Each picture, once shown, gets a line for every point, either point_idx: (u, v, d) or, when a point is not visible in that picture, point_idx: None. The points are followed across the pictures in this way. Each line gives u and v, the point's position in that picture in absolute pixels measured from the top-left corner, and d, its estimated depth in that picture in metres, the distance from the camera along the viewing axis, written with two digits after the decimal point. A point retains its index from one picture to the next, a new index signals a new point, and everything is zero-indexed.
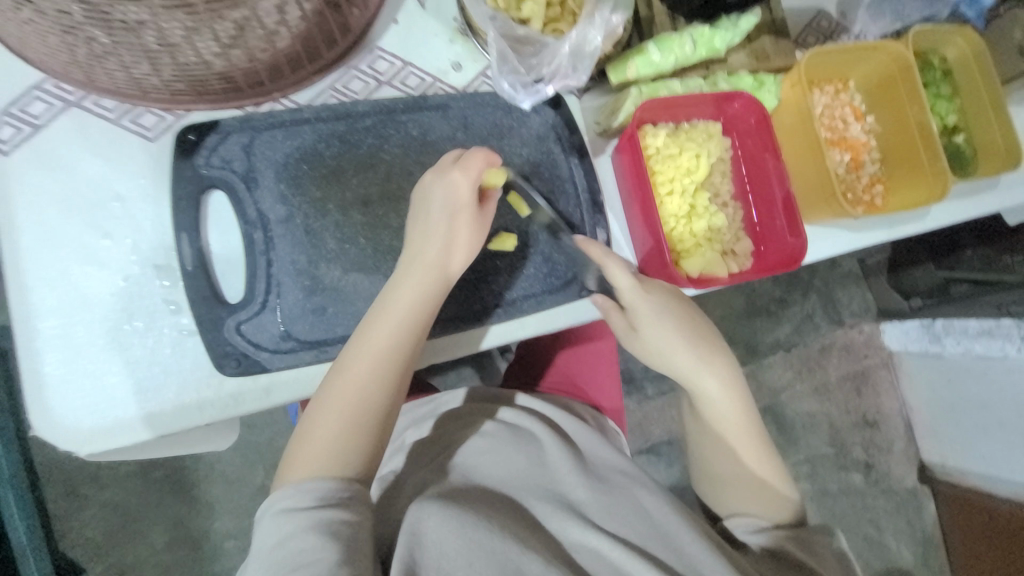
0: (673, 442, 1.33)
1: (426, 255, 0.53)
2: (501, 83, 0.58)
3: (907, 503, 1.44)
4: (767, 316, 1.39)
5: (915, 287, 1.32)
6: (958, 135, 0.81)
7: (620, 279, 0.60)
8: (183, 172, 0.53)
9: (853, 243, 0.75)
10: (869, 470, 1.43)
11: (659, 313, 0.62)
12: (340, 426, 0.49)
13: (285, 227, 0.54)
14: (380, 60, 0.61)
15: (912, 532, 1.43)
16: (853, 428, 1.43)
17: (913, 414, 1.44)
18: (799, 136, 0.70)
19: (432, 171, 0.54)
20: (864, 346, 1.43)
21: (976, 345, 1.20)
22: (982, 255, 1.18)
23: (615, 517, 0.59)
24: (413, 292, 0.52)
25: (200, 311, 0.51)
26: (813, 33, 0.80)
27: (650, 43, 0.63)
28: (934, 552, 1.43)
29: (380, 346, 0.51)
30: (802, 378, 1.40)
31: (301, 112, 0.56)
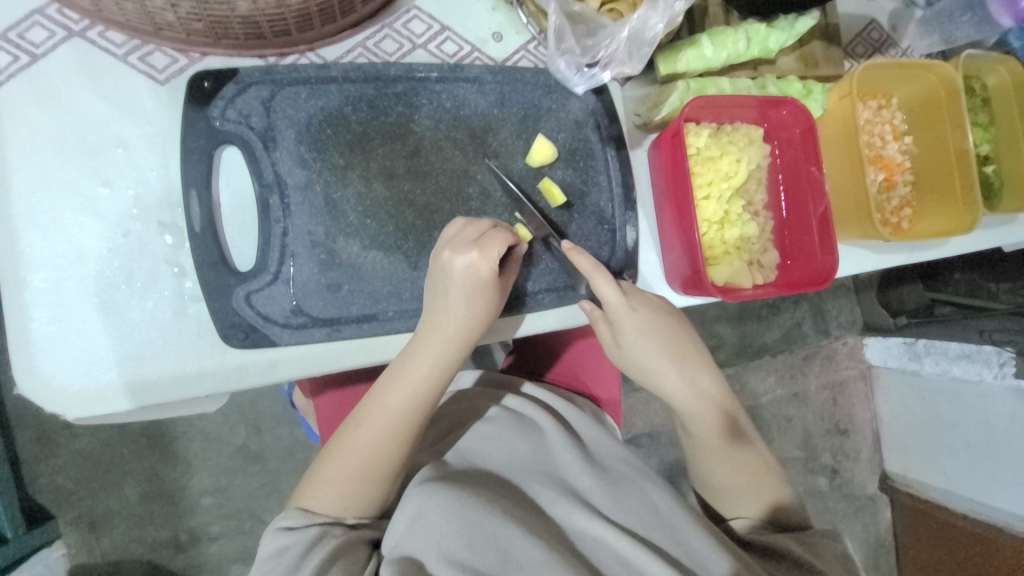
0: (653, 435, 1.35)
1: (447, 329, 0.51)
2: (557, 62, 0.54)
3: (865, 509, 1.49)
4: (760, 320, 1.40)
5: (901, 306, 1.34)
6: (989, 164, 0.80)
7: (608, 294, 0.57)
8: (195, 123, 0.48)
9: (874, 263, 0.75)
10: (834, 475, 1.48)
11: (644, 326, 0.60)
12: (349, 475, 0.52)
13: (303, 194, 0.50)
14: (416, 21, 0.56)
15: (867, 536, 1.49)
16: (826, 435, 1.47)
17: (883, 426, 1.48)
18: (841, 151, 0.68)
19: (452, 241, 0.50)
20: (846, 358, 1.46)
21: (955, 367, 1.24)
22: (970, 280, 1.22)
23: (620, 508, 0.58)
24: (429, 362, 0.51)
25: (207, 276, 0.48)
26: (863, 42, 0.76)
27: (704, 35, 0.60)
28: (884, 557, 1.50)
29: (393, 410, 0.52)
30: (784, 384, 1.43)
31: (328, 68, 0.51)
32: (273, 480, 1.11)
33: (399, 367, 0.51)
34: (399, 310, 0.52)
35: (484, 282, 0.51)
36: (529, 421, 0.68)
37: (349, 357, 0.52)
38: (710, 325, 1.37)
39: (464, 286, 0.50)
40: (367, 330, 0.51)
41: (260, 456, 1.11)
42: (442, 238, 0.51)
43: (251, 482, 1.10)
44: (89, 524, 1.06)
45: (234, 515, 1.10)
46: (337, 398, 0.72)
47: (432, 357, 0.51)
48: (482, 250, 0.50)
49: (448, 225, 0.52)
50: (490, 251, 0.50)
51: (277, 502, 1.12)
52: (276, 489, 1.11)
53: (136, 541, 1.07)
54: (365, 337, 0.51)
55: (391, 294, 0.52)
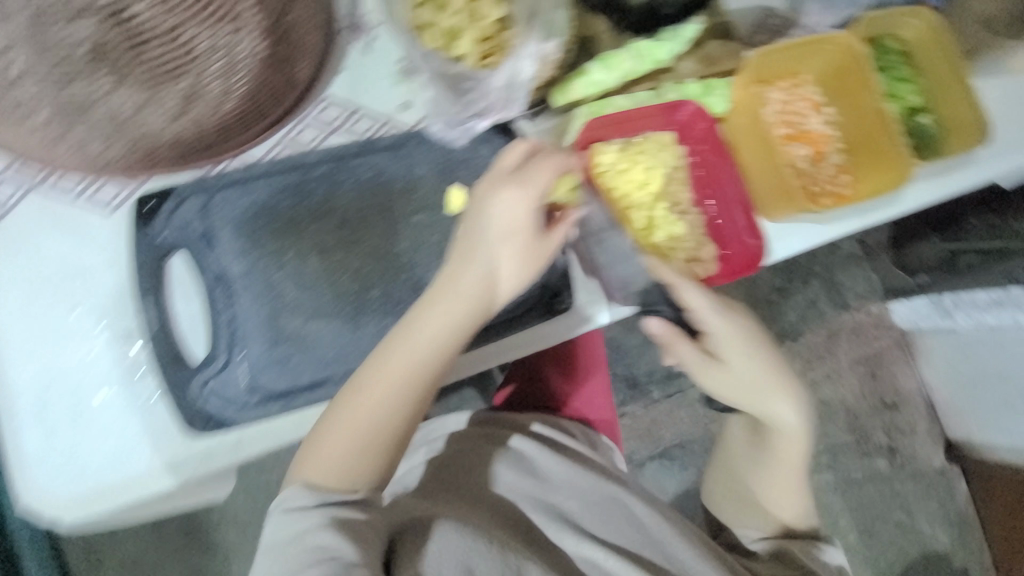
0: (685, 444, 1.36)
1: (466, 290, 0.54)
2: (435, 123, 0.61)
3: (936, 486, 1.40)
4: (770, 307, 1.38)
5: (920, 263, 1.25)
6: (923, 115, 0.79)
7: (695, 300, 0.63)
8: (141, 241, 0.54)
9: (827, 235, 0.74)
10: (894, 454, 1.40)
11: (749, 339, 0.67)
12: (351, 446, 0.51)
13: (245, 282, 0.55)
14: (330, 108, 0.63)
15: (945, 514, 1.38)
16: (871, 413, 1.40)
17: (934, 393, 1.40)
18: (753, 136, 0.71)
19: (491, 177, 0.55)
20: (873, 329, 1.42)
21: (987, 316, 1.07)
22: (987, 224, 1.05)
23: (607, 526, 0.64)
24: (439, 324, 0.54)
25: (167, 372, 0.52)
26: (761, 31, 0.79)
27: (592, 62, 0.64)
28: (971, 534, 1.39)
29: (391, 380, 0.52)
30: (812, 368, 1.39)
31: (254, 169, 0.58)
32: None
33: (412, 329, 0.53)
34: (348, 371, 0.56)
35: (520, 230, 0.55)
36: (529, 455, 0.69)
37: (309, 423, 0.55)
38: None
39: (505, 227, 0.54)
40: (320, 395, 0.55)
41: None
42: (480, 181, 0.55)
43: None
44: None
45: None
46: None
47: (444, 319, 0.54)
48: (523, 185, 0.54)
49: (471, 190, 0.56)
50: (533, 186, 0.54)
51: None
52: None
53: None
54: (319, 402, 0.55)
55: (337, 357, 0.56)
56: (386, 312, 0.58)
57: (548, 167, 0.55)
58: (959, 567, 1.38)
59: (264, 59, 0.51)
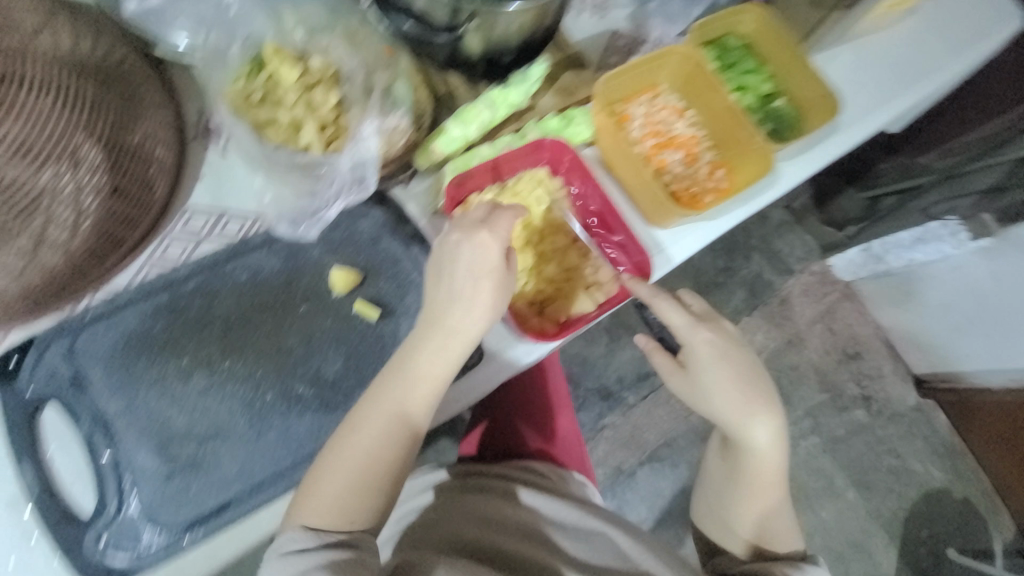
0: (671, 442, 1.36)
1: (456, 321, 0.55)
2: (280, 223, 0.61)
3: (918, 423, 1.42)
4: (719, 288, 1.42)
5: (845, 216, 1.37)
6: (779, 98, 0.84)
7: (673, 317, 0.66)
8: (7, 402, 0.52)
9: (716, 229, 0.77)
10: (869, 403, 1.42)
11: (719, 355, 0.66)
12: (345, 490, 0.52)
13: (126, 419, 0.52)
14: (194, 218, 0.62)
15: (932, 448, 1.41)
16: (838, 367, 1.43)
17: (891, 334, 1.44)
18: (624, 152, 0.72)
19: (458, 225, 0.56)
20: (820, 286, 1.45)
21: (916, 254, 1.20)
22: (897, 166, 1.19)
23: (591, 549, 0.67)
24: (434, 354, 0.54)
25: (58, 534, 0.50)
26: (613, 52, 0.84)
27: (448, 120, 0.65)
28: (963, 460, 1.41)
29: (381, 422, 0.53)
30: (773, 335, 1.42)
31: (117, 299, 0.56)
32: None
33: (407, 364, 0.54)
34: (253, 486, 0.53)
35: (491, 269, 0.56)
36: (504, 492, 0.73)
37: (224, 550, 0.52)
38: None
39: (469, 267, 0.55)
40: (227, 519, 0.52)
41: None
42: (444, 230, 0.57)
43: None
44: None
45: None
46: None
47: (438, 350, 0.55)
48: (489, 230, 0.56)
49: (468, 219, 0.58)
50: (497, 229, 0.56)
51: None
52: None
53: None
54: (227, 526, 0.52)
55: (239, 474, 0.53)
56: (285, 412, 0.56)
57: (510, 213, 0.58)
58: (960, 498, 1.39)
59: (109, 193, 0.52)
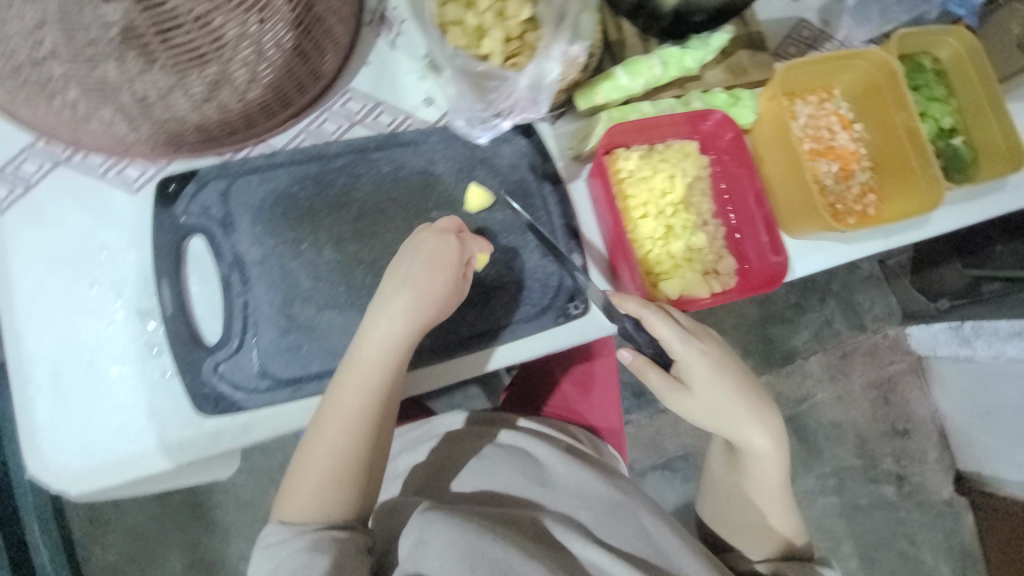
0: (687, 457, 1.33)
1: (392, 318, 0.53)
2: (457, 120, 0.61)
3: (944, 517, 1.36)
4: (783, 323, 1.35)
5: (942, 288, 1.24)
6: (956, 137, 0.77)
7: (665, 332, 0.60)
8: (163, 221, 0.55)
9: (846, 255, 0.73)
10: (902, 482, 1.36)
11: (714, 367, 0.64)
12: (320, 480, 0.53)
13: (261, 268, 0.56)
14: (353, 100, 0.63)
15: (949, 545, 1.35)
16: (883, 438, 1.36)
17: (947, 422, 1.36)
18: (780, 149, 0.68)
19: (415, 234, 0.56)
20: (889, 352, 1.37)
21: (1008, 347, 1.11)
22: (1013, 250, 1.07)
23: (615, 534, 0.64)
24: (376, 351, 0.53)
25: (181, 353, 0.53)
26: (793, 42, 0.78)
27: (618, 67, 0.63)
28: (976, 567, 1.35)
29: (350, 410, 0.53)
30: (823, 388, 1.35)
31: (275, 156, 0.58)
32: None
33: (355, 358, 0.53)
34: None
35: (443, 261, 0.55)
36: (523, 456, 0.72)
37: (317, 412, 0.55)
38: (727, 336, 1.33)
39: (407, 266, 0.54)
40: (328, 385, 0.55)
41: None
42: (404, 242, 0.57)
43: None
44: None
45: None
46: None
47: (384, 345, 0.53)
48: (425, 234, 0.55)
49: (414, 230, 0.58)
50: (438, 230, 0.55)
51: None
52: None
53: None
54: (327, 391, 0.55)
55: (347, 348, 0.56)
56: None
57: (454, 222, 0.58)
58: None
59: (289, 50, 0.52)
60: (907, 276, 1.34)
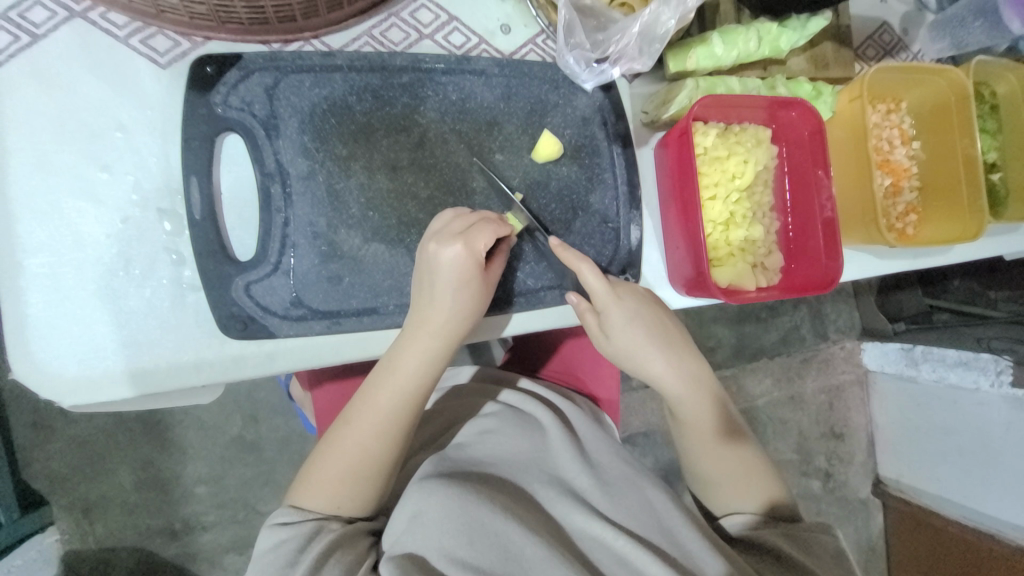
0: (649, 433, 1.33)
1: (433, 329, 0.50)
2: (565, 57, 0.53)
3: (857, 513, 1.49)
4: (758, 323, 1.39)
5: (899, 311, 1.32)
6: (995, 172, 0.79)
7: (596, 285, 0.56)
8: (198, 110, 0.47)
9: (877, 269, 0.74)
10: (829, 478, 1.47)
11: (635, 316, 0.58)
12: (341, 475, 0.52)
13: (305, 184, 0.50)
14: (424, 10, 0.55)
15: (857, 540, 1.48)
16: (820, 439, 1.46)
17: (877, 432, 1.47)
18: (848, 155, 0.67)
19: (437, 235, 0.49)
20: (843, 363, 1.45)
21: (951, 374, 1.23)
22: (968, 287, 1.18)
23: (617, 508, 0.58)
24: (414, 358, 0.51)
25: (207, 266, 0.47)
26: (873, 45, 0.76)
27: (714, 33, 0.59)
28: (875, 560, 1.49)
29: (380, 413, 0.52)
30: (781, 388, 1.42)
31: (333, 57, 0.51)
32: (268, 470, 1.11)
33: (391, 363, 0.51)
34: (400, 304, 0.52)
35: (473, 273, 0.50)
36: (528, 417, 0.67)
37: (349, 350, 0.51)
38: (708, 328, 1.36)
39: (450, 277, 0.49)
40: (367, 324, 0.51)
41: (256, 446, 1.11)
42: (428, 230, 0.50)
43: (248, 471, 1.10)
44: (82, 509, 1.05)
45: (229, 505, 1.10)
46: (332, 392, 0.71)
47: (422, 354, 0.51)
48: (466, 239, 0.49)
49: (435, 217, 0.51)
50: (475, 240, 0.49)
51: (271, 492, 1.12)
52: (270, 479, 1.11)
53: (132, 528, 1.07)
54: (365, 331, 0.51)
55: (392, 287, 0.51)
56: None
57: (488, 221, 0.50)
58: None
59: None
60: (873, 295, 1.38)
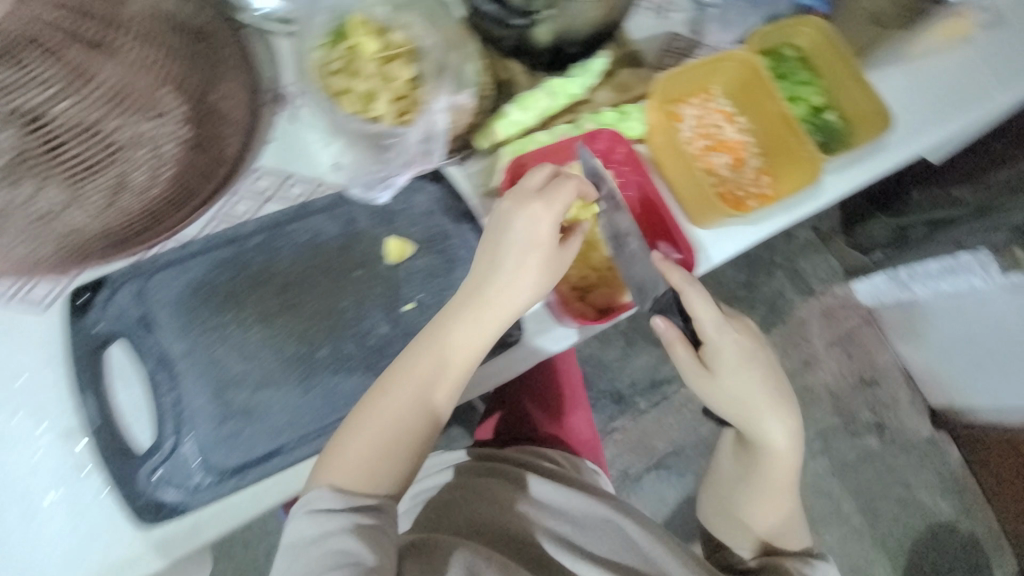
0: (680, 451, 1.35)
1: (489, 298, 0.56)
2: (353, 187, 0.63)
3: (930, 455, 1.40)
4: (740, 303, 1.40)
5: (873, 242, 1.33)
6: (829, 112, 0.83)
7: (699, 306, 0.63)
8: (77, 335, 0.54)
9: (758, 235, 0.78)
10: (883, 430, 1.40)
11: (741, 351, 0.66)
12: (388, 456, 0.54)
13: (187, 361, 0.55)
14: (262, 177, 0.64)
15: (943, 482, 1.38)
16: (855, 391, 1.41)
17: (910, 364, 1.41)
18: (675, 152, 0.73)
19: (511, 196, 0.57)
20: (841, 310, 1.44)
21: (943, 283, 1.14)
22: (929, 195, 1.16)
23: None
24: (465, 328, 0.56)
25: (113, 466, 0.52)
26: (668, 54, 0.84)
27: (509, 105, 0.68)
28: (973, 498, 1.38)
29: (454, 368, 0.55)
30: (790, 355, 1.40)
31: (187, 247, 0.59)
32: None
33: (444, 338, 0.55)
34: (299, 437, 0.55)
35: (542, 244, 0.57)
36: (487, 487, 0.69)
37: (269, 494, 0.55)
38: None
39: (523, 238, 0.56)
40: (275, 466, 0.54)
41: None
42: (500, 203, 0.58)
43: None
44: None
45: None
46: None
47: (485, 325, 0.56)
48: (544, 200, 0.56)
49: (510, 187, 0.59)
50: (556, 198, 0.56)
51: None
52: None
53: None
54: (274, 473, 0.54)
55: (288, 424, 0.55)
56: (336, 370, 0.58)
57: (572, 181, 0.57)
58: (967, 535, 1.36)
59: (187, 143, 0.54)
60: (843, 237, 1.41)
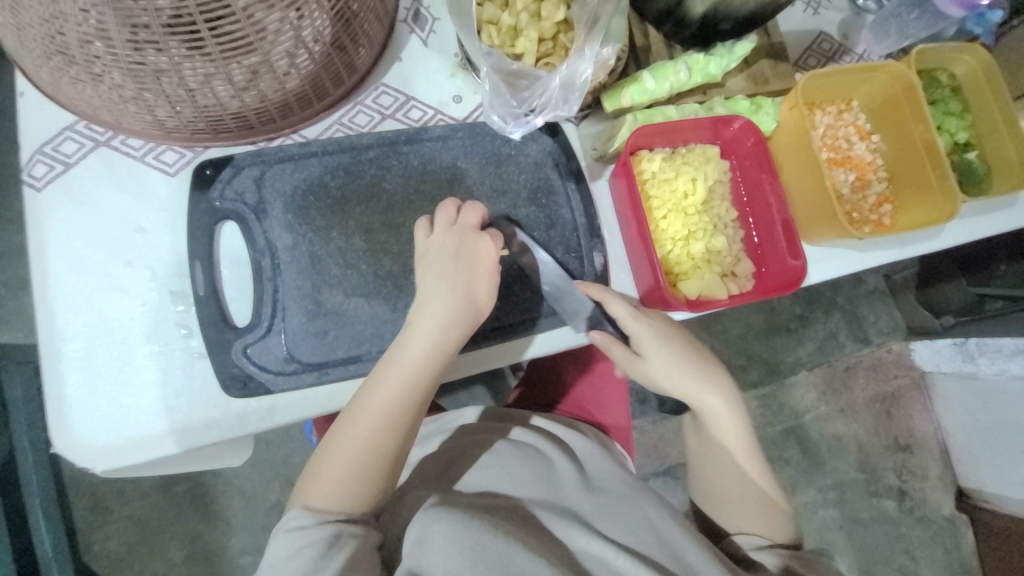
0: None
1: (420, 317, 0.54)
2: (491, 115, 0.62)
3: (944, 533, 1.34)
4: (788, 334, 1.33)
5: (946, 306, 1.19)
6: (971, 151, 0.77)
7: (619, 308, 0.61)
8: (199, 205, 0.57)
9: (862, 263, 0.74)
10: (903, 497, 1.34)
11: (660, 334, 0.63)
12: (359, 466, 0.51)
13: (291, 254, 0.57)
14: (385, 94, 0.64)
15: (949, 563, 1.33)
16: (885, 452, 1.34)
17: (949, 438, 1.35)
18: (803, 158, 0.69)
19: (446, 218, 0.56)
20: (894, 366, 1.36)
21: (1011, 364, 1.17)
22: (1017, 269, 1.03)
23: (616, 524, 0.59)
24: (419, 335, 0.54)
25: (211, 334, 0.54)
26: (813, 54, 0.79)
27: (645, 71, 0.64)
28: None
29: (390, 398, 0.52)
30: (827, 400, 1.33)
31: (309, 146, 0.59)
32: None
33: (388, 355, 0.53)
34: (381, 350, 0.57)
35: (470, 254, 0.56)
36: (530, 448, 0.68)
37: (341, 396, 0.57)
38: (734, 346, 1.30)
39: (460, 255, 0.55)
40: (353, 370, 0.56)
41: None
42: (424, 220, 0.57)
43: None
44: None
45: None
46: None
47: (431, 331, 0.54)
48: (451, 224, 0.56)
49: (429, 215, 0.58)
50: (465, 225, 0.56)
51: None
52: None
53: None
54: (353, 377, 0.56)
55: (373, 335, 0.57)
56: None
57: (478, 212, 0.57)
58: None
59: (327, 42, 0.52)
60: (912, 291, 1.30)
